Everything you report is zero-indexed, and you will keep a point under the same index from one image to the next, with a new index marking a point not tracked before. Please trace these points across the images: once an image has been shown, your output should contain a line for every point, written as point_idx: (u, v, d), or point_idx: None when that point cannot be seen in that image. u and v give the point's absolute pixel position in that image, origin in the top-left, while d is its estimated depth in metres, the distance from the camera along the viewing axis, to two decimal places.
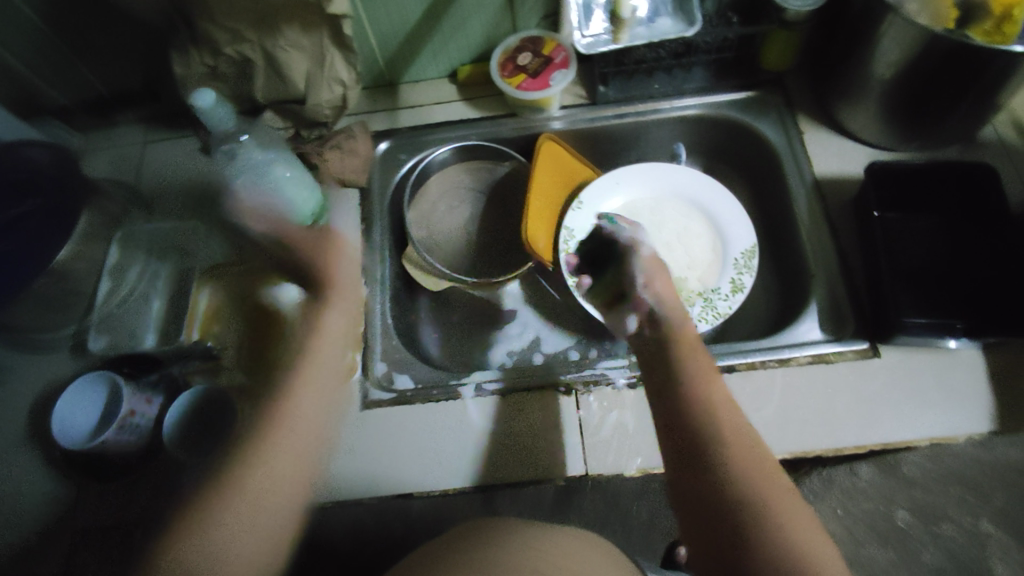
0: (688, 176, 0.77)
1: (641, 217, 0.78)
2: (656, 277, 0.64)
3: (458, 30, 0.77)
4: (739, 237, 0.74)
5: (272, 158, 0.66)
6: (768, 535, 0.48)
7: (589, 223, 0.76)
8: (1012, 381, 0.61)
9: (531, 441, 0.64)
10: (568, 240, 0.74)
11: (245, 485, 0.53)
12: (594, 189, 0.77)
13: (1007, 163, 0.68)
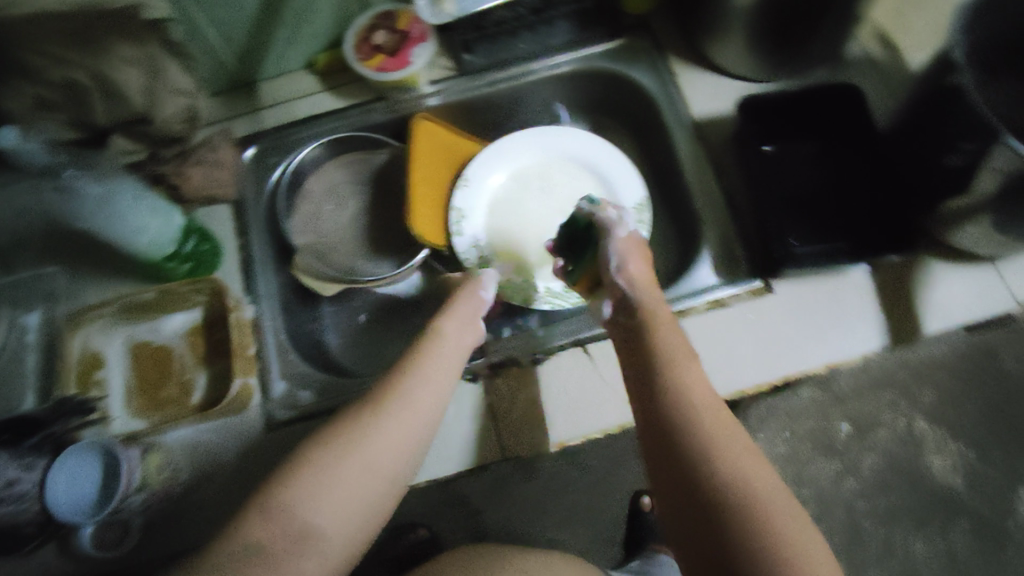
0: (574, 137, 0.75)
1: (532, 186, 0.76)
2: (634, 257, 0.57)
3: (305, 17, 0.72)
4: (630, 193, 0.72)
5: (113, 190, 0.58)
6: (704, 472, 0.41)
7: (477, 200, 0.74)
8: (899, 294, 0.62)
9: (442, 435, 0.64)
10: (458, 221, 0.72)
11: (312, 492, 0.45)
12: (480, 165, 0.74)
13: (874, 78, 0.68)
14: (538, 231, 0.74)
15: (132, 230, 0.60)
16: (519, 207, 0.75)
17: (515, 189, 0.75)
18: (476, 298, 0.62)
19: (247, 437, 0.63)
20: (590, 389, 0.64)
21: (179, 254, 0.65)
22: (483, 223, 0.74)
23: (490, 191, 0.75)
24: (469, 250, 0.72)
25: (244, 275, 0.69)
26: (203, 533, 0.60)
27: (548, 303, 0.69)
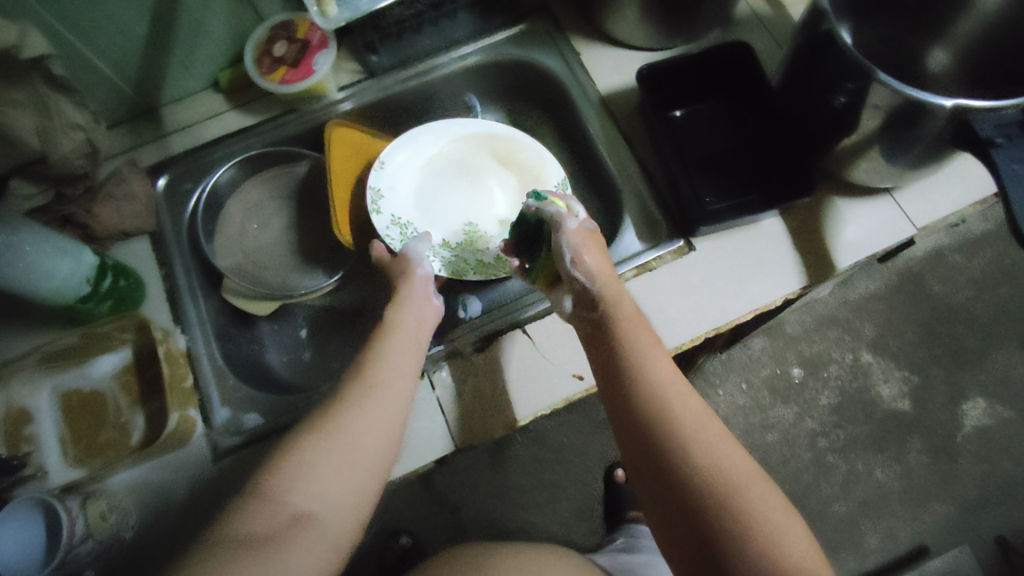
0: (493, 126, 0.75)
1: (448, 172, 0.75)
2: (595, 250, 0.56)
3: (199, 35, 0.70)
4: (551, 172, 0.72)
5: (14, 234, 0.56)
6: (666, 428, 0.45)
7: (397, 183, 0.73)
8: (810, 235, 0.65)
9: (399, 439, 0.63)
10: (376, 199, 0.70)
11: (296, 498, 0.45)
12: (395, 148, 0.73)
13: (765, 33, 0.71)
14: (457, 214, 0.74)
15: (39, 275, 0.58)
16: (438, 191, 0.75)
17: (431, 174, 0.75)
18: (421, 278, 0.61)
19: (195, 468, 0.61)
20: (540, 366, 0.64)
21: (98, 293, 0.63)
22: (404, 205, 0.73)
23: (409, 176, 0.74)
24: (389, 229, 0.70)
25: (171, 305, 0.68)
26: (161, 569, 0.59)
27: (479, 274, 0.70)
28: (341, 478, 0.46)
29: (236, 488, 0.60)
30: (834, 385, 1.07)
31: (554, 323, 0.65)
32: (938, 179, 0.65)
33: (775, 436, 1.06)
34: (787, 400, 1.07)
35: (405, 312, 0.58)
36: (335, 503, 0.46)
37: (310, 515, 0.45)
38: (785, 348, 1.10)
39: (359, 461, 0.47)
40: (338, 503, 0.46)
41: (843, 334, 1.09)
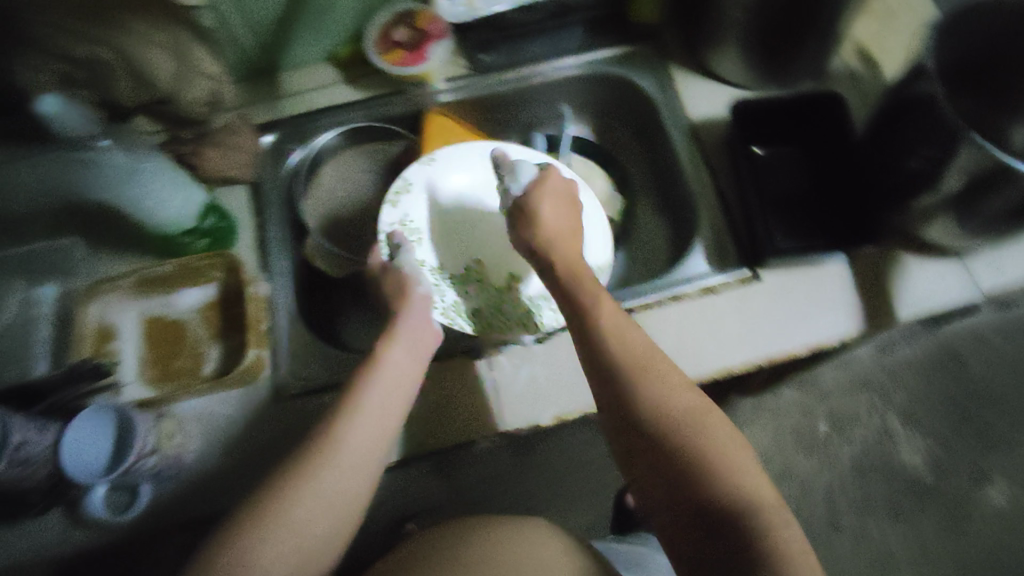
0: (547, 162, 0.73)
1: (484, 200, 0.77)
2: (532, 217, 0.59)
3: (331, 10, 0.76)
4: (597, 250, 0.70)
5: (140, 165, 0.59)
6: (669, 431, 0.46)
7: (427, 185, 0.74)
8: (875, 283, 0.67)
9: (458, 410, 0.65)
10: (399, 189, 0.72)
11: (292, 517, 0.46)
12: (448, 153, 0.75)
13: (853, 88, 0.75)
14: (469, 247, 0.76)
15: (155, 203, 0.62)
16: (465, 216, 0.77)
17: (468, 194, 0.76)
18: (419, 296, 0.63)
19: (258, 408, 0.65)
20: (573, 371, 0.67)
21: (198, 229, 0.67)
22: (421, 208, 0.74)
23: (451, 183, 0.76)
24: (392, 224, 0.72)
25: (259, 253, 0.72)
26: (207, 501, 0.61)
27: (445, 316, 0.67)
28: (341, 492, 0.49)
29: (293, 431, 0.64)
30: (857, 444, 1.08)
31: None
32: (1008, 250, 0.68)
33: (792, 484, 1.08)
34: (809, 452, 1.09)
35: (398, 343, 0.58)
36: (332, 516, 0.48)
37: (316, 530, 0.47)
38: (815, 403, 1.11)
39: (359, 475, 0.50)
40: (336, 514, 0.48)
41: (875, 397, 1.10)
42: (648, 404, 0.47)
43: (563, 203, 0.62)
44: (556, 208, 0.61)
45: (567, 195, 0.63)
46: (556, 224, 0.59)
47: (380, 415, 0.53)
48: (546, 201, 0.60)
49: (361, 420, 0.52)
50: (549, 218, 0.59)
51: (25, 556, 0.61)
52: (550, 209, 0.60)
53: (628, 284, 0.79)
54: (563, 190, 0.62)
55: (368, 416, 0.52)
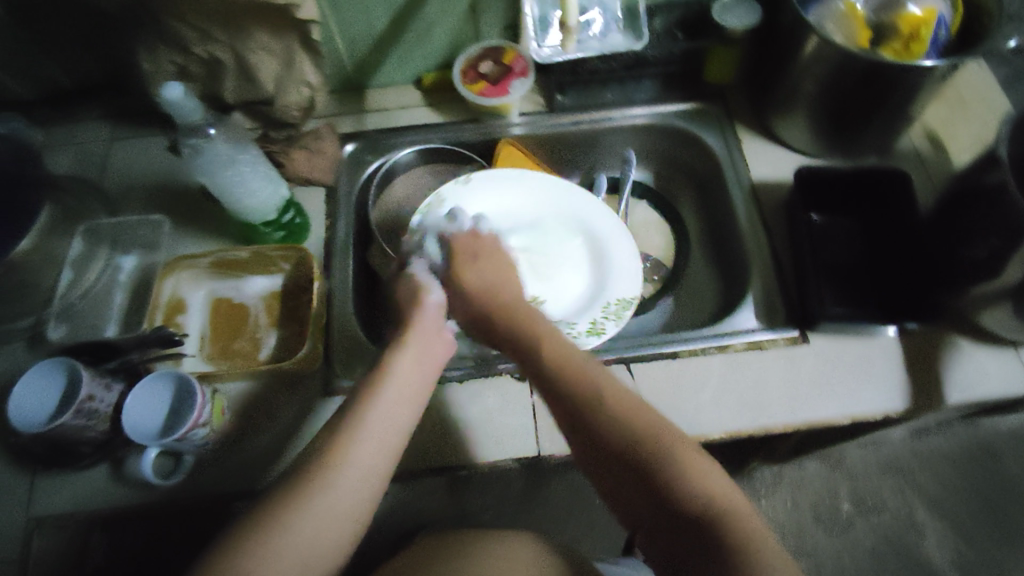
0: (575, 191, 0.80)
1: (517, 221, 0.79)
2: (453, 275, 0.63)
3: (426, 40, 0.82)
4: (624, 286, 0.73)
5: (239, 155, 0.65)
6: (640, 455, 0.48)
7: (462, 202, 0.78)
8: (927, 362, 0.66)
9: (493, 426, 0.65)
10: (432, 202, 0.76)
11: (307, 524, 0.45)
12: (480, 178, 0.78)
13: (917, 170, 0.77)
14: None
15: (246, 192, 0.66)
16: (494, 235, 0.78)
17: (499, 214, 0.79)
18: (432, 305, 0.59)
19: (301, 398, 0.67)
20: None
21: (277, 222, 0.71)
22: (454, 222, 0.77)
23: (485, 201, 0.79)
24: (420, 232, 0.73)
25: (326, 252, 0.76)
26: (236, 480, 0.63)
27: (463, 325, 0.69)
28: (363, 480, 0.48)
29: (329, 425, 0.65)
30: (880, 530, 1.07)
31: (657, 368, 0.68)
32: None
33: (808, 561, 1.06)
34: (830, 531, 1.08)
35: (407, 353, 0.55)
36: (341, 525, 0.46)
37: (328, 541, 0.45)
38: (840, 481, 1.11)
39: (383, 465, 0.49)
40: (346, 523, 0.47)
41: (902, 484, 1.10)
42: (599, 414, 0.50)
43: (487, 256, 0.65)
44: (479, 261, 0.64)
45: (493, 246, 0.67)
46: (479, 275, 0.62)
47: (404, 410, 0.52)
48: (470, 257, 0.64)
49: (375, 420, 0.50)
50: (467, 275, 0.62)
51: (64, 511, 0.63)
52: (469, 262, 0.64)
53: (673, 329, 0.80)
54: (489, 242, 0.67)
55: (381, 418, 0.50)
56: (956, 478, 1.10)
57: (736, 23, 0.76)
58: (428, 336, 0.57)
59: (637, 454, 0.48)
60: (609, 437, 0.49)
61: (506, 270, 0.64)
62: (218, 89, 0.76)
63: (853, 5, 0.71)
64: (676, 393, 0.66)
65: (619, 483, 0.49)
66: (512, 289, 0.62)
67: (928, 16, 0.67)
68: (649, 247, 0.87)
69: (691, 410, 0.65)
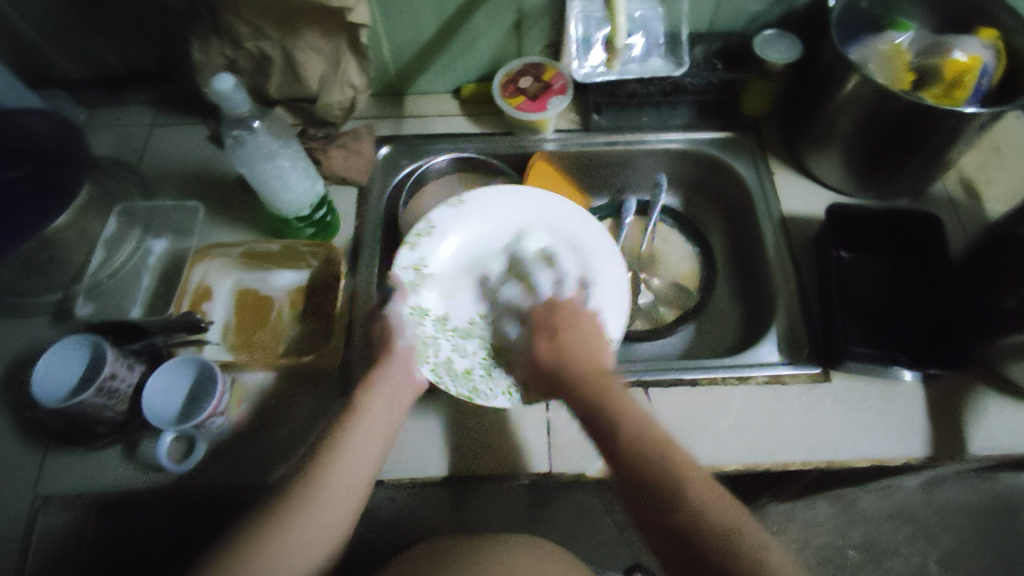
0: (542, 195, 0.76)
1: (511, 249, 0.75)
2: (533, 351, 0.63)
3: (469, 51, 0.83)
4: (611, 319, 0.68)
5: (280, 150, 0.66)
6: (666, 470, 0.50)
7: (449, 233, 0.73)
8: (951, 411, 0.65)
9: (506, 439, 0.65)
10: (422, 231, 0.72)
11: (294, 536, 0.48)
12: (471, 208, 0.74)
13: (952, 216, 0.77)
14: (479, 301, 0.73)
15: (282, 186, 0.67)
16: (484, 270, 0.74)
17: (485, 239, 0.75)
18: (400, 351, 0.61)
19: (319, 395, 0.67)
20: None
21: (309, 218, 0.72)
22: (439, 253, 0.72)
23: (470, 228, 0.74)
24: (407, 267, 0.70)
25: (353, 251, 0.76)
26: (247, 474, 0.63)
27: (434, 373, 0.64)
28: (346, 498, 0.52)
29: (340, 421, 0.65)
30: None
31: (677, 395, 0.67)
32: None
33: None
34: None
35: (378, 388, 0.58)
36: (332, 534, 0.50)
37: (314, 554, 0.49)
38: (849, 526, 1.10)
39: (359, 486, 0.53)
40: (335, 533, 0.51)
41: (914, 535, 1.09)
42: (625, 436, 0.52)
43: (571, 327, 0.63)
44: (559, 333, 0.63)
45: (572, 318, 0.64)
46: (555, 347, 0.62)
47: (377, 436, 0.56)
48: (550, 331, 0.63)
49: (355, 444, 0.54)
50: (545, 352, 0.62)
51: (72, 490, 0.63)
52: (544, 339, 0.63)
53: (690, 356, 0.81)
54: (566, 313, 0.65)
55: (360, 442, 0.54)
56: (969, 534, 1.08)
57: (777, 57, 0.76)
58: (401, 371, 0.60)
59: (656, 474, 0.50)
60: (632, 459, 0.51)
61: (589, 347, 0.61)
62: (263, 84, 0.77)
63: (897, 48, 0.72)
64: (693, 421, 0.65)
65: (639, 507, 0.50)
66: (591, 365, 0.59)
67: (973, 63, 0.67)
68: (679, 272, 0.85)
69: (709, 439, 0.64)
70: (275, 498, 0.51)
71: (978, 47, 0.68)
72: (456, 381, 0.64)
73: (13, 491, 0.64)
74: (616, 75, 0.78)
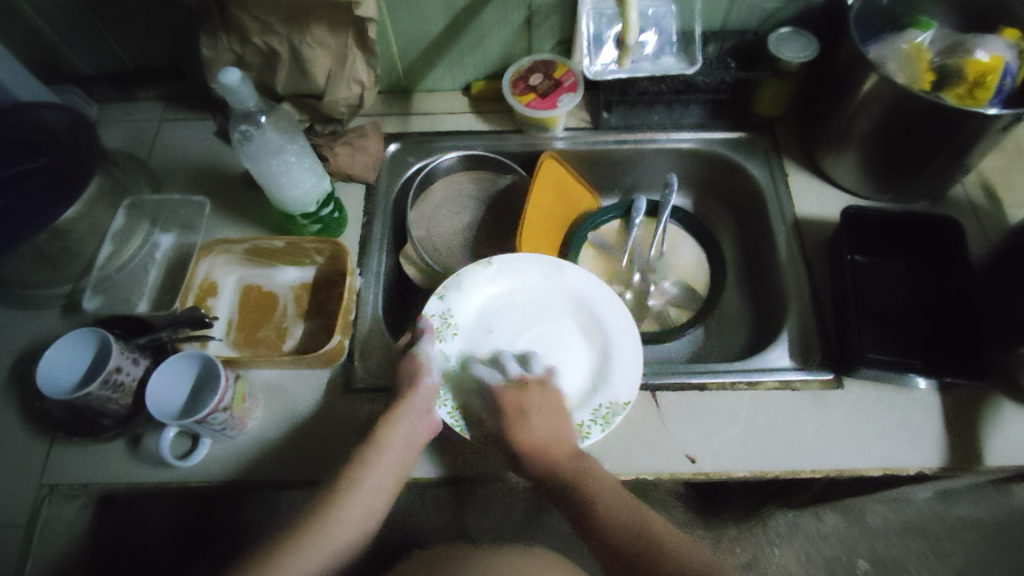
0: (569, 270, 0.71)
1: (523, 304, 0.71)
2: (507, 439, 0.59)
3: (478, 48, 0.82)
4: (623, 387, 0.63)
5: (287, 145, 0.66)
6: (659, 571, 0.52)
7: (472, 285, 0.70)
8: (968, 421, 0.63)
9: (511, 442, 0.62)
10: (446, 287, 0.69)
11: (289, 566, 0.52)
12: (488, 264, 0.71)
13: (971, 221, 0.75)
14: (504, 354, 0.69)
15: (288, 181, 0.66)
16: (507, 324, 0.70)
17: (513, 306, 0.71)
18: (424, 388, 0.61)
19: (325, 393, 0.67)
20: (637, 432, 0.64)
21: (315, 215, 0.71)
22: (466, 307, 0.70)
23: (499, 292, 0.71)
24: (436, 317, 0.68)
25: (360, 248, 0.76)
26: (250, 468, 0.63)
27: (450, 416, 0.62)
28: (350, 540, 0.55)
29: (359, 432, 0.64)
30: None
31: (685, 400, 0.66)
32: None
33: None
34: None
35: (397, 427, 0.59)
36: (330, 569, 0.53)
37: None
38: (858, 539, 1.08)
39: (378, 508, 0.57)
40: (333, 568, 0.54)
41: (926, 549, 1.07)
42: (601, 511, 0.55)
43: (537, 408, 0.61)
44: (529, 416, 0.60)
45: (543, 403, 0.61)
46: (529, 437, 0.59)
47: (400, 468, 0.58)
48: (520, 416, 0.60)
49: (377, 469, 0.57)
50: (518, 440, 0.59)
51: (79, 481, 0.63)
52: (516, 422, 0.60)
53: (698, 360, 0.80)
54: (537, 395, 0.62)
55: (374, 479, 0.57)
56: (981, 549, 1.07)
57: (793, 56, 0.74)
58: (421, 412, 0.60)
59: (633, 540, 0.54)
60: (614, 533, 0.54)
61: (557, 422, 0.60)
62: (271, 80, 0.77)
63: (918, 47, 0.70)
64: (700, 425, 0.64)
65: (617, 567, 0.54)
66: (561, 448, 0.59)
67: (995, 63, 0.65)
68: (686, 274, 0.84)
69: (716, 443, 0.63)
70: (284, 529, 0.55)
71: (999, 48, 0.66)
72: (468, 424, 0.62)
73: (18, 483, 0.64)
74: (629, 74, 0.75)
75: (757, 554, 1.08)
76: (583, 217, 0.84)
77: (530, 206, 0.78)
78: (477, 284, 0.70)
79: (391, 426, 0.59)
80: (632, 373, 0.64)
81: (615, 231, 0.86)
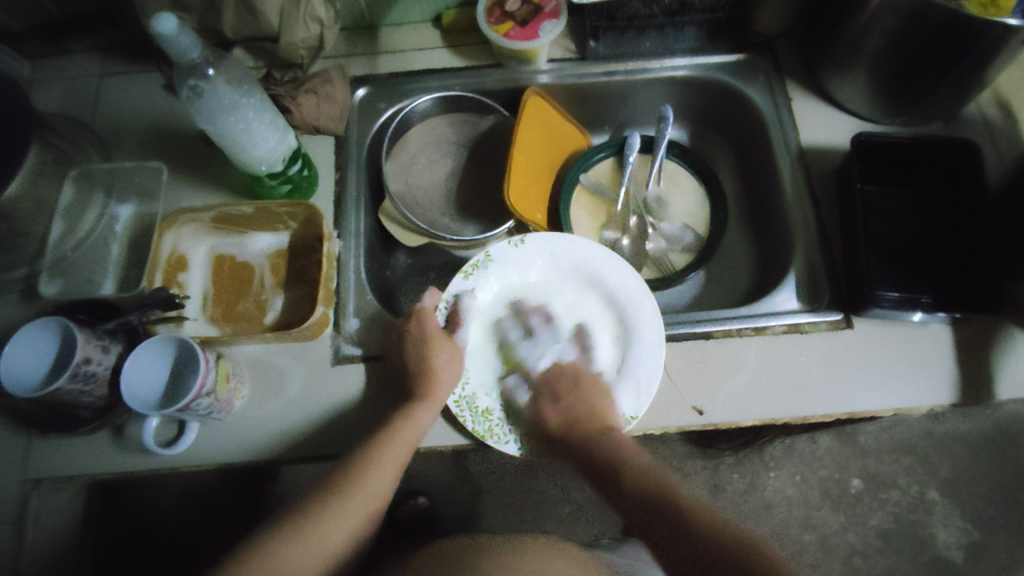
0: (612, 261, 0.66)
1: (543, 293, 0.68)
2: (537, 418, 0.62)
3: None
4: (629, 399, 0.60)
5: (242, 99, 0.58)
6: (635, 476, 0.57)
7: (502, 264, 0.67)
8: (978, 353, 0.61)
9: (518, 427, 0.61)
10: (477, 263, 0.67)
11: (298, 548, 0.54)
12: (513, 248, 0.67)
13: (986, 141, 0.70)
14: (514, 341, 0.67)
15: (249, 140, 0.59)
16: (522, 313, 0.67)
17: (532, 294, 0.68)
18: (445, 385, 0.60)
19: (314, 365, 0.63)
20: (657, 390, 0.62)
21: (284, 175, 0.65)
22: (490, 290, 0.67)
23: (525, 274, 0.68)
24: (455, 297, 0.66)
25: (335, 209, 0.70)
26: (240, 449, 0.60)
27: (455, 404, 0.61)
28: (355, 523, 0.56)
29: (361, 428, 0.61)
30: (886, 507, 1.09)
31: (696, 353, 0.63)
32: None
33: (811, 536, 1.08)
34: (838, 509, 1.09)
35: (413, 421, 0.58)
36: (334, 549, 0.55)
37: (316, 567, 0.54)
38: (851, 458, 1.11)
39: (387, 488, 0.58)
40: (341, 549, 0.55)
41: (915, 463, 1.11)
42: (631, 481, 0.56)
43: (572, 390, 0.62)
44: (564, 394, 0.62)
45: (577, 382, 0.63)
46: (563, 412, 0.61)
47: (392, 475, 0.58)
48: (565, 393, 0.62)
49: (376, 472, 0.57)
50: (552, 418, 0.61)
51: (63, 473, 0.61)
52: (550, 405, 0.63)
53: (697, 306, 0.78)
54: (573, 375, 0.63)
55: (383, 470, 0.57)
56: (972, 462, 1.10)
57: None
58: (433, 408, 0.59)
59: (652, 496, 0.55)
60: (635, 490, 0.56)
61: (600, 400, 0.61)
62: (215, 22, 0.68)
63: None
64: (709, 376, 0.62)
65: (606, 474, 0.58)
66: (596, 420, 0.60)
67: None
68: (685, 214, 0.79)
69: (725, 394, 0.61)
70: (292, 514, 0.56)
71: None
72: (473, 417, 0.61)
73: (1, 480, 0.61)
74: None
75: (756, 479, 1.11)
76: (573, 157, 0.79)
77: (516, 148, 0.72)
78: (505, 264, 0.67)
79: (403, 424, 0.58)
80: (649, 386, 0.60)
81: (609, 171, 0.80)
